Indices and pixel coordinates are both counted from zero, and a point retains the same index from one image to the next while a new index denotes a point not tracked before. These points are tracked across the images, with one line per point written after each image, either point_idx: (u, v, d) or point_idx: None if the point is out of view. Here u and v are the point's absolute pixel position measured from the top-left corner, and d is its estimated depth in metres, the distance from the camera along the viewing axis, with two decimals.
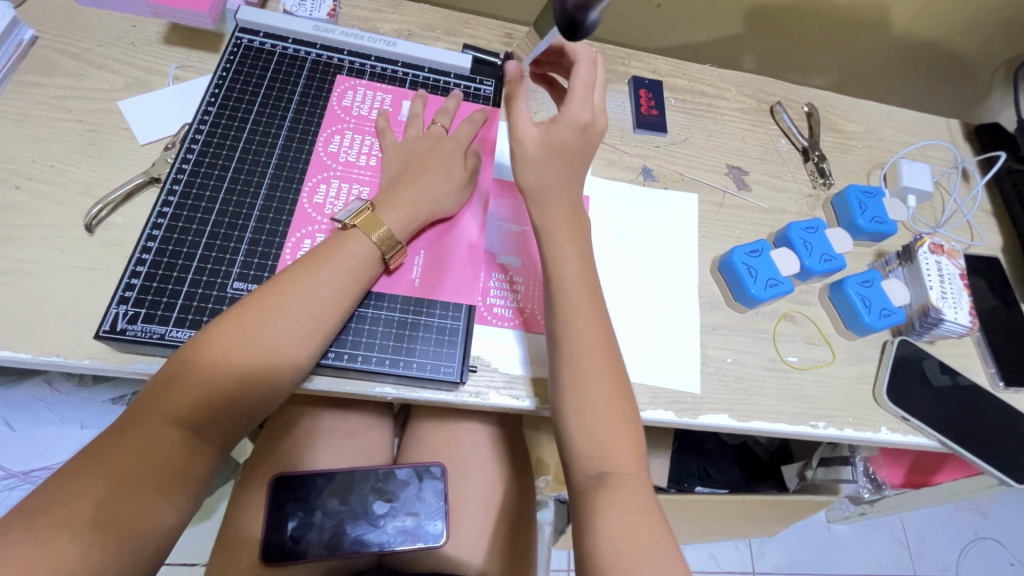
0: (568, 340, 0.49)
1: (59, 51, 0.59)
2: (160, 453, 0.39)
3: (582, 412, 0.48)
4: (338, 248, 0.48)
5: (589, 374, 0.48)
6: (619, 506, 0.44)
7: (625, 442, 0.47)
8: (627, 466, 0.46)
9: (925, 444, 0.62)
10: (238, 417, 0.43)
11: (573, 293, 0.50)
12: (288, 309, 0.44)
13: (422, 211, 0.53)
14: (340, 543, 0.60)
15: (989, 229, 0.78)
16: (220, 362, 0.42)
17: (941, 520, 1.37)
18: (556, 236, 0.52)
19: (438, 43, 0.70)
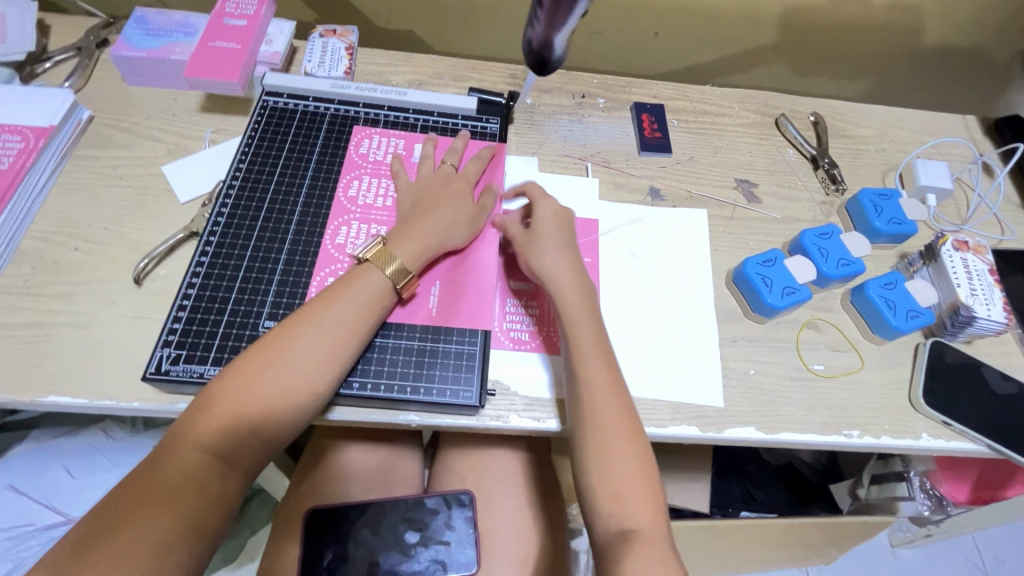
0: (592, 405, 0.49)
1: (112, 126, 0.66)
2: (188, 477, 0.42)
3: (602, 471, 0.47)
4: (351, 282, 0.51)
5: (610, 437, 0.48)
6: (642, 559, 0.42)
7: (645, 497, 0.46)
8: (648, 524, 0.45)
9: (973, 450, 0.59)
10: (264, 443, 0.46)
11: (584, 356, 0.51)
12: (307, 341, 0.47)
13: (433, 245, 0.56)
14: (375, 572, 0.62)
15: (1021, 222, 0.75)
16: (246, 393, 0.45)
17: (1019, 539, 1.26)
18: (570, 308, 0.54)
19: (446, 88, 0.75)
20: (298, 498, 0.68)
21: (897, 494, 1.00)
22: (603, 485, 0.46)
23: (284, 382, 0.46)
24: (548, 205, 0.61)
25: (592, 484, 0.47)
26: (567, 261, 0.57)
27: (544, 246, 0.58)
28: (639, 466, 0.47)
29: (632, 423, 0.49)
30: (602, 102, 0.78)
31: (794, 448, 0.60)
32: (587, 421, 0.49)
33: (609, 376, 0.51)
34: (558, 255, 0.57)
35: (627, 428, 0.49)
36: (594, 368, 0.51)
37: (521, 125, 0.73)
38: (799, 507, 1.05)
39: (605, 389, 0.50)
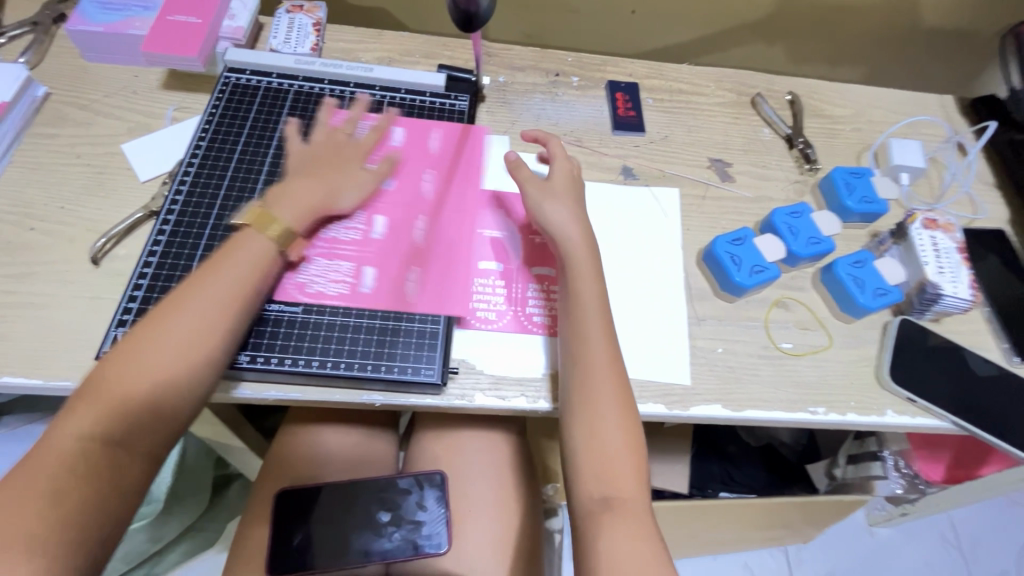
0: (588, 378, 0.51)
1: (70, 104, 0.64)
2: (65, 465, 0.41)
3: (591, 438, 0.49)
4: (231, 254, 0.50)
5: (602, 405, 0.50)
6: (623, 526, 0.46)
7: (630, 470, 0.49)
8: (630, 493, 0.48)
9: (938, 426, 0.60)
10: (151, 427, 0.44)
11: (589, 330, 0.52)
12: (186, 309, 0.47)
13: (318, 205, 0.55)
14: (345, 553, 0.61)
15: (993, 201, 0.75)
16: (113, 372, 0.44)
17: (993, 517, 1.29)
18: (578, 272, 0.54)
19: (417, 66, 0.74)
20: (268, 481, 0.68)
21: (873, 473, 1.01)
22: (590, 454, 0.49)
23: (165, 353, 0.45)
24: (564, 165, 0.61)
25: (580, 453, 0.49)
26: (578, 224, 0.57)
27: (558, 205, 0.57)
28: (626, 432, 0.49)
29: (621, 389, 0.51)
30: (576, 80, 0.77)
31: (762, 426, 0.60)
32: (580, 393, 0.50)
33: (606, 350, 0.52)
34: (567, 212, 0.57)
35: (620, 397, 0.50)
36: (595, 337, 0.52)
37: (492, 103, 0.72)
38: (777, 487, 1.06)
39: (601, 354, 0.51)
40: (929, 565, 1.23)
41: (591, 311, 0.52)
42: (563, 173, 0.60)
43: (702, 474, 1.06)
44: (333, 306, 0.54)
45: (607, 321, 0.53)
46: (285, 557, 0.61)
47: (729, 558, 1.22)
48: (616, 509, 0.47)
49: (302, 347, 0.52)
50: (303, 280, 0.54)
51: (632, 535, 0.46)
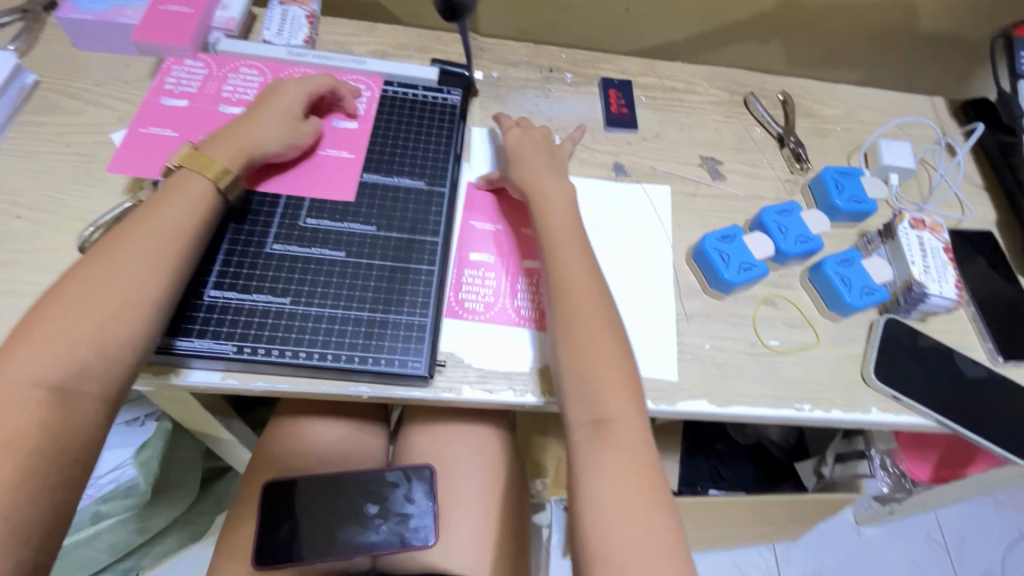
0: (568, 303, 0.51)
1: (60, 92, 0.64)
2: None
3: (580, 370, 0.49)
4: (170, 197, 0.49)
5: (590, 337, 0.50)
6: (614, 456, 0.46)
7: (629, 408, 0.48)
8: (619, 413, 0.47)
9: (921, 424, 0.60)
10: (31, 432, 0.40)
11: (569, 262, 0.53)
12: (132, 243, 0.46)
13: (250, 146, 0.54)
14: (331, 546, 0.61)
15: (981, 203, 0.76)
16: (57, 312, 0.42)
17: (979, 516, 1.30)
18: (562, 244, 0.54)
19: (411, 60, 0.73)
20: (256, 474, 0.67)
21: (859, 471, 1.02)
22: (579, 384, 0.49)
23: (103, 292, 0.44)
24: (530, 134, 0.64)
25: (571, 381, 0.49)
26: (562, 186, 0.59)
27: (534, 170, 0.60)
28: (618, 366, 0.49)
29: (609, 325, 0.51)
30: (570, 76, 0.77)
31: (747, 422, 0.61)
32: (565, 317, 0.51)
33: (588, 283, 0.52)
34: (553, 176, 0.59)
35: (610, 334, 0.50)
36: (576, 277, 0.52)
37: (485, 98, 0.72)
38: (765, 484, 1.06)
39: (587, 291, 0.52)
40: (915, 564, 1.24)
41: (572, 257, 0.53)
42: (533, 138, 0.63)
43: (691, 471, 1.06)
44: (321, 298, 0.54)
45: (594, 269, 0.53)
46: (270, 544, 0.61)
47: (717, 555, 1.23)
48: (606, 437, 0.47)
49: (289, 338, 0.51)
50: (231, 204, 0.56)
51: (623, 462, 0.46)
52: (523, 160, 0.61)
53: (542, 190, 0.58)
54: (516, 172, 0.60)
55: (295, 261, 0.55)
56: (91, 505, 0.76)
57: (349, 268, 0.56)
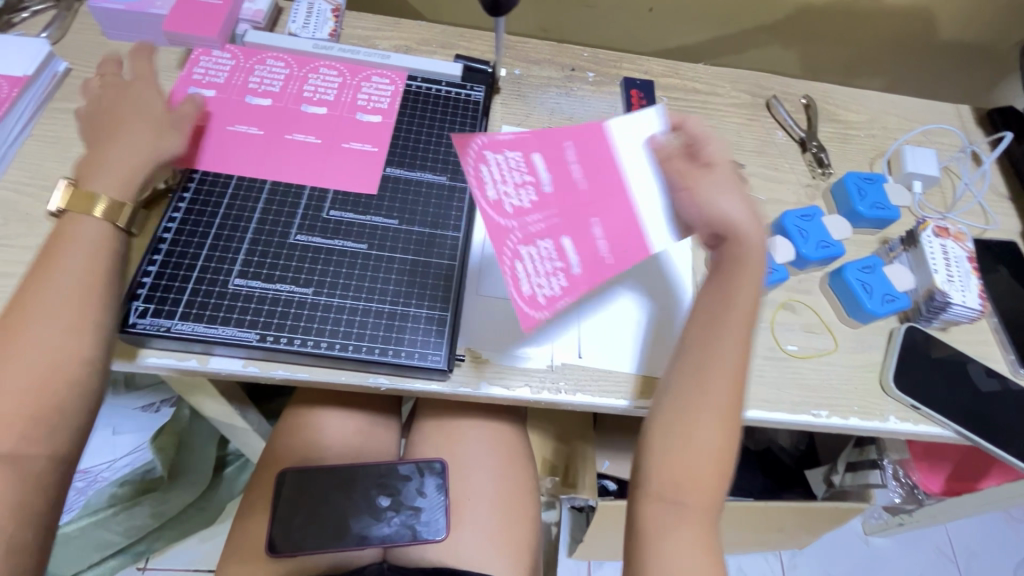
0: (706, 377, 0.49)
1: (90, 80, 0.65)
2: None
3: (684, 444, 0.48)
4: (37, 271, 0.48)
5: (705, 413, 0.48)
6: (685, 537, 0.47)
7: (710, 486, 0.48)
8: (706, 504, 0.48)
9: (939, 434, 0.59)
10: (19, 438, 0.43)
11: (726, 332, 0.50)
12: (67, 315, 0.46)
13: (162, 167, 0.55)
14: (344, 536, 0.62)
15: (1005, 213, 0.75)
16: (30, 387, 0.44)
17: (990, 531, 1.28)
18: (732, 309, 0.51)
19: (434, 56, 0.74)
20: (270, 462, 0.68)
21: (870, 481, 1.02)
22: (674, 459, 0.48)
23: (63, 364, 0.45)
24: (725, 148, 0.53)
25: (665, 455, 0.48)
26: (747, 213, 0.51)
27: (722, 194, 0.51)
28: (721, 446, 0.48)
29: (733, 405, 0.49)
30: (592, 75, 0.77)
31: (763, 426, 0.60)
32: (689, 392, 0.49)
33: (740, 364, 0.49)
34: (737, 204, 0.51)
35: (724, 417, 0.49)
36: (729, 344, 0.50)
37: (507, 95, 0.72)
38: (775, 491, 1.06)
39: (728, 368, 0.49)
40: None
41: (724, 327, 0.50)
42: (728, 162, 0.52)
43: None
44: (342, 290, 0.54)
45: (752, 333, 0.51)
46: (283, 533, 0.62)
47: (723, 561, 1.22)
48: (683, 515, 0.47)
49: (311, 328, 0.52)
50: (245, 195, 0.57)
51: (692, 544, 0.47)
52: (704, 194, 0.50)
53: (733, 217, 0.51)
54: (706, 195, 0.50)
55: (319, 251, 0.56)
56: (108, 486, 0.81)
57: (372, 261, 0.56)
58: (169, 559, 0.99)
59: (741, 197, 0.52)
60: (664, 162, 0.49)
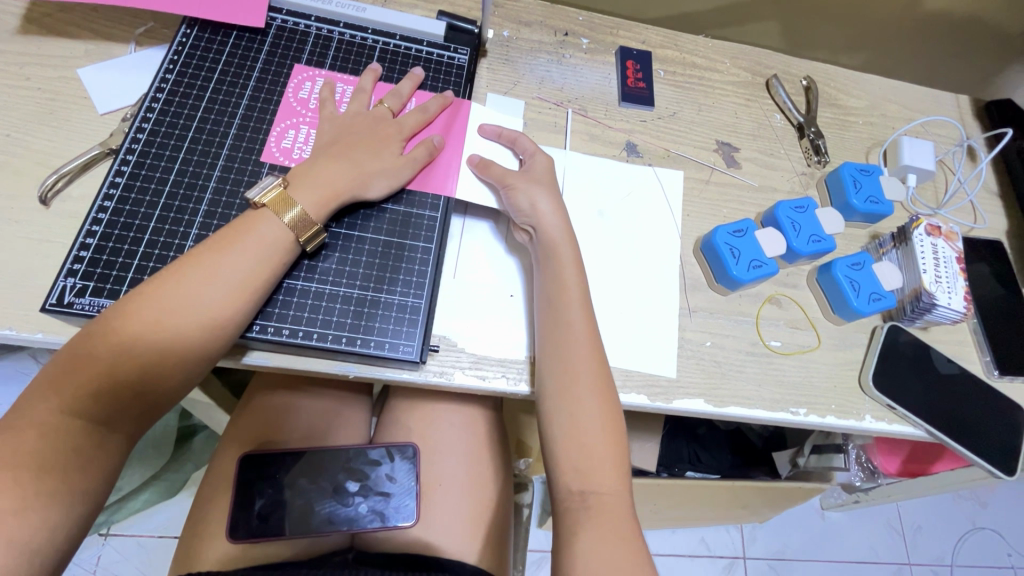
0: (565, 358, 0.49)
1: (19, 16, 0.57)
2: (57, 446, 0.39)
3: (569, 429, 0.48)
4: (250, 229, 0.46)
5: (581, 391, 0.49)
6: (601, 528, 0.45)
7: (609, 462, 0.47)
8: (609, 487, 0.47)
9: (912, 433, 0.60)
10: (141, 409, 0.43)
11: (572, 312, 0.51)
12: (177, 292, 0.43)
13: (346, 192, 0.50)
14: (309, 520, 0.60)
15: (994, 211, 0.74)
16: (89, 355, 0.41)
17: (938, 509, 1.35)
18: (564, 276, 0.52)
19: (415, 10, 0.67)
20: (231, 444, 0.66)
21: (834, 464, 1.00)
22: (568, 444, 0.48)
23: (156, 332, 0.42)
24: (540, 159, 0.57)
25: (557, 442, 0.48)
26: (558, 210, 0.54)
27: (537, 193, 0.54)
28: (604, 420, 0.48)
29: (602, 376, 0.50)
30: (586, 42, 0.71)
31: (741, 421, 0.60)
32: (563, 371, 0.49)
33: (589, 338, 0.50)
34: (553, 207, 0.54)
35: (601, 395, 0.49)
36: (577, 318, 0.51)
37: (494, 60, 0.66)
38: (741, 469, 1.08)
39: (582, 341, 0.50)
40: (873, 549, 1.30)
41: (572, 299, 0.51)
42: (542, 165, 0.57)
43: (670, 453, 1.06)
44: (306, 271, 0.50)
45: (588, 298, 0.52)
46: (245, 519, 0.59)
47: (687, 532, 1.26)
48: (592, 506, 0.46)
49: (271, 313, 0.48)
50: None
51: (612, 533, 0.45)
52: (521, 206, 0.54)
53: (546, 223, 0.53)
54: (517, 200, 0.54)
55: None
56: None
57: (339, 241, 0.52)
58: (134, 525, 0.97)
59: (558, 206, 0.54)
60: (484, 172, 0.56)
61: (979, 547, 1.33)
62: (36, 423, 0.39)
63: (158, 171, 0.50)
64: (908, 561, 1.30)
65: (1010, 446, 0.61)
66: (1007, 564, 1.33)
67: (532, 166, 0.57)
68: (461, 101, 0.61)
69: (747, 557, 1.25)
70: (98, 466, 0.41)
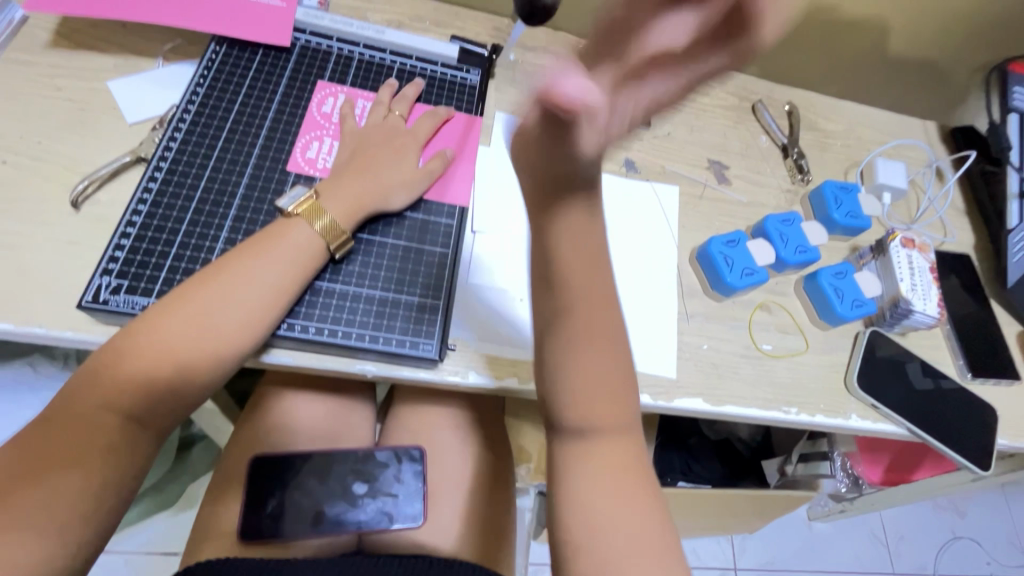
0: None
1: (50, 31, 0.60)
2: (99, 439, 0.41)
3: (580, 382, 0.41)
4: (282, 234, 0.49)
5: (581, 367, 0.46)
6: (604, 457, 0.41)
7: (612, 400, 0.41)
8: (612, 425, 0.42)
9: (895, 432, 0.64)
10: (175, 405, 0.45)
11: None
12: (213, 292, 0.45)
13: (369, 203, 0.53)
14: (320, 522, 0.61)
15: (961, 227, 0.80)
16: (130, 351, 0.43)
17: (920, 518, 1.39)
18: None
19: (427, 34, 0.71)
20: (240, 448, 0.67)
21: (821, 472, 1.05)
22: (581, 392, 0.41)
23: (193, 330, 0.44)
24: None
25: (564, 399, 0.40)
26: None
27: None
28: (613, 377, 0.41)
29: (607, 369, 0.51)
30: None
31: (737, 421, 0.63)
32: None
33: None
34: None
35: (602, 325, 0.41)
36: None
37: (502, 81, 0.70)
38: (731, 479, 1.11)
39: None
40: (859, 559, 1.33)
41: None
42: None
43: (663, 463, 1.09)
44: (331, 272, 0.52)
45: None
46: (256, 521, 0.61)
47: (680, 544, 1.27)
48: (599, 436, 0.42)
49: (298, 312, 0.50)
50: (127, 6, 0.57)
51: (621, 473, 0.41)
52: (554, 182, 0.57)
53: None
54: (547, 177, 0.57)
55: None
56: None
57: (362, 245, 0.54)
58: (128, 539, 0.97)
59: None
60: None
61: (959, 556, 1.37)
62: (78, 417, 0.41)
63: (190, 177, 0.53)
64: (892, 570, 1.33)
65: (984, 444, 0.65)
66: (987, 572, 1.37)
67: None
68: (473, 118, 0.65)
69: (737, 568, 1.27)
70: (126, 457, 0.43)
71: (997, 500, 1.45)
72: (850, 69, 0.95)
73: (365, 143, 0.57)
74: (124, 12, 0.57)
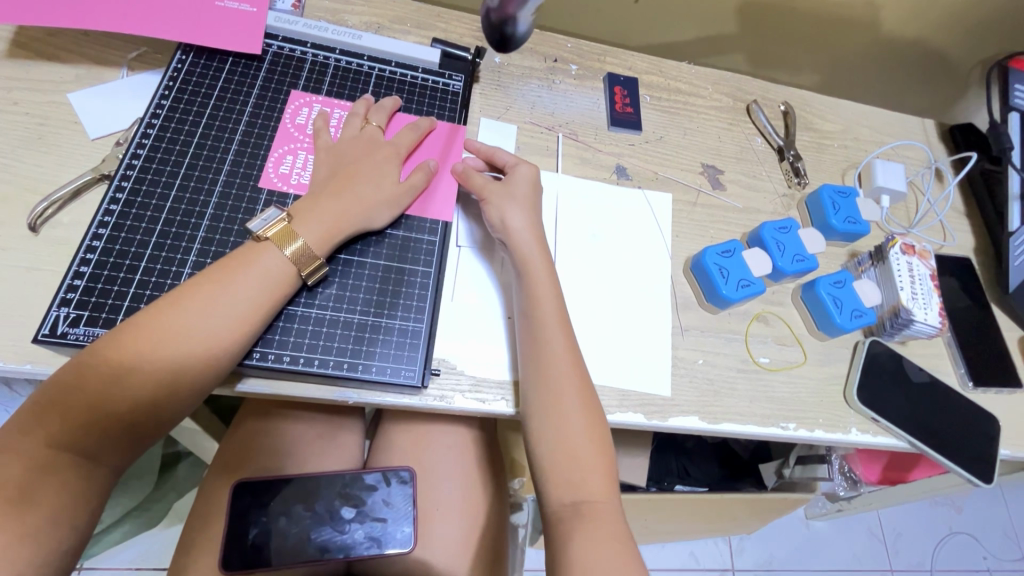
0: (545, 381, 0.49)
1: (7, 40, 0.56)
2: (45, 480, 0.38)
3: (557, 439, 0.48)
4: (248, 262, 0.46)
5: (567, 405, 0.49)
6: (592, 534, 0.44)
7: (598, 471, 0.48)
8: (599, 495, 0.47)
9: (895, 445, 0.62)
10: (131, 440, 0.42)
11: (546, 329, 0.51)
12: (174, 322, 0.42)
13: (348, 224, 0.51)
14: (305, 548, 0.58)
15: (961, 229, 0.78)
16: (81, 386, 0.40)
17: (917, 515, 1.39)
18: (535, 290, 0.52)
19: (409, 36, 0.68)
20: (222, 472, 0.64)
21: (818, 475, 1.02)
22: (557, 459, 0.48)
23: (151, 364, 0.41)
24: (524, 173, 0.58)
25: (547, 457, 0.48)
26: (533, 221, 0.56)
27: (511, 201, 0.56)
28: (592, 434, 0.49)
29: (583, 386, 0.50)
30: (574, 68, 0.73)
31: (734, 437, 0.61)
32: (550, 391, 0.49)
33: (569, 359, 0.50)
34: (526, 215, 0.56)
35: (584, 400, 0.50)
36: (554, 335, 0.51)
37: (487, 85, 0.68)
38: (728, 482, 1.09)
39: (561, 357, 0.50)
40: (856, 558, 1.32)
41: (550, 314, 0.51)
42: (525, 178, 0.58)
43: (659, 467, 1.07)
44: (306, 297, 0.50)
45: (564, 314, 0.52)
46: (239, 550, 0.58)
47: (678, 546, 1.26)
48: (585, 513, 0.46)
49: (271, 340, 0.48)
50: (84, 13, 0.54)
51: (606, 543, 0.44)
52: (497, 218, 0.55)
53: (521, 241, 0.54)
54: (494, 210, 0.56)
55: None
56: None
57: (339, 268, 0.52)
58: (114, 557, 0.93)
59: (530, 213, 0.56)
60: (466, 181, 0.57)
61: (957, 552, 1.37)
62: (20, 456, 0.38)
63: (154, 196, 0.50)
64: (890, 568, 1.32)
65: (987, 455, 0.63)
66: (984, 567, 1.37)
67: (511, 177, 0.58)
68: (456, 126, 0.62)
69: (735, 569, 1.26)
70: (86, 501, 0.41)
71: (993, 496, 1.45)
72: (848, 66, 0.92)
73: (340, 158, 0.54)
74: (82, 19, 0.53)
